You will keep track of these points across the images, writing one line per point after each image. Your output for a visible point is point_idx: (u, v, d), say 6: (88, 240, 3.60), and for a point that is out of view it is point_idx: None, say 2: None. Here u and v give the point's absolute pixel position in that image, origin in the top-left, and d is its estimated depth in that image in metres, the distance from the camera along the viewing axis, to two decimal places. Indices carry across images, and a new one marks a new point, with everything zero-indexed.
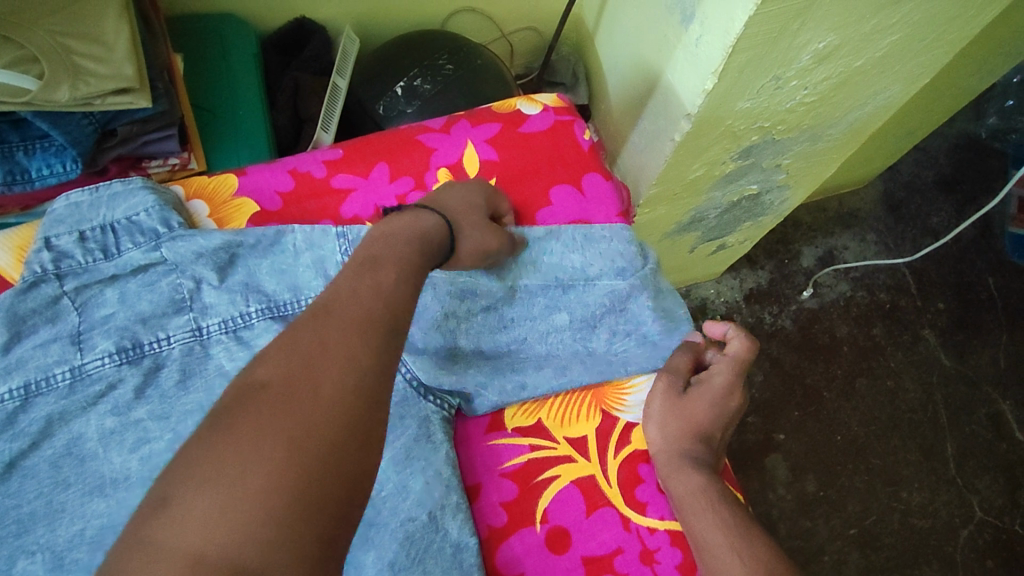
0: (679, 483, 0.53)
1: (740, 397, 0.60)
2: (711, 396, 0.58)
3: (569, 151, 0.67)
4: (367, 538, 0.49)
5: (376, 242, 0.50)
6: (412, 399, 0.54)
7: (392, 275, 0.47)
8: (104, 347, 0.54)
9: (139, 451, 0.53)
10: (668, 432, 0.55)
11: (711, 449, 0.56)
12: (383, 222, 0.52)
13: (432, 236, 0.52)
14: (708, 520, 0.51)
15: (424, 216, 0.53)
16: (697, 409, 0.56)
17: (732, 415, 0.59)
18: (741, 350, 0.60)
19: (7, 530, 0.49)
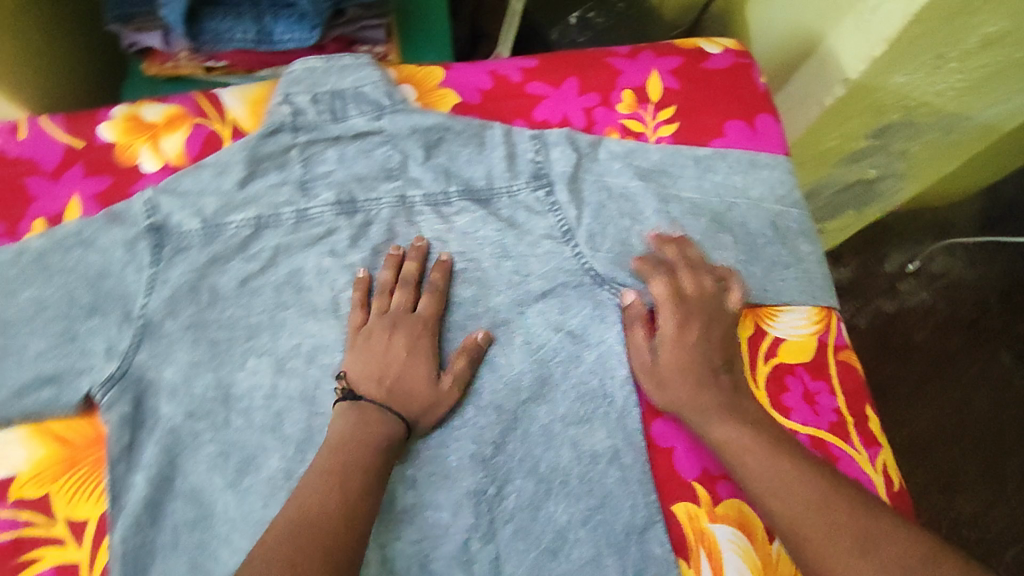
0: (716, 432, 0.55)
1: (697, 321, 0.59)
2: (675, 346, 0.58)
3: (746, 91, 0.70)
4: (542, 393, 0.59)
5: (338, 449, 0.51)
6: (589, 286, 0.63)
7: (357, 486, 0.49)
8: (326, 197, 0.62)
9: (348, 291, 0.61)
10: (671, 395, 0.57)
11: (716, 386, 0.57)
12: (346, 423, 0.53)
13: (394, 441, 0.53)
14: (756, 466, 0.53)
15: (383, 412, 0.54)
16: (667, 368, 0.58)
17: (710, 339, 0.59)
18: (666, 288, 0.60)
19: (238, 333, 0.60)
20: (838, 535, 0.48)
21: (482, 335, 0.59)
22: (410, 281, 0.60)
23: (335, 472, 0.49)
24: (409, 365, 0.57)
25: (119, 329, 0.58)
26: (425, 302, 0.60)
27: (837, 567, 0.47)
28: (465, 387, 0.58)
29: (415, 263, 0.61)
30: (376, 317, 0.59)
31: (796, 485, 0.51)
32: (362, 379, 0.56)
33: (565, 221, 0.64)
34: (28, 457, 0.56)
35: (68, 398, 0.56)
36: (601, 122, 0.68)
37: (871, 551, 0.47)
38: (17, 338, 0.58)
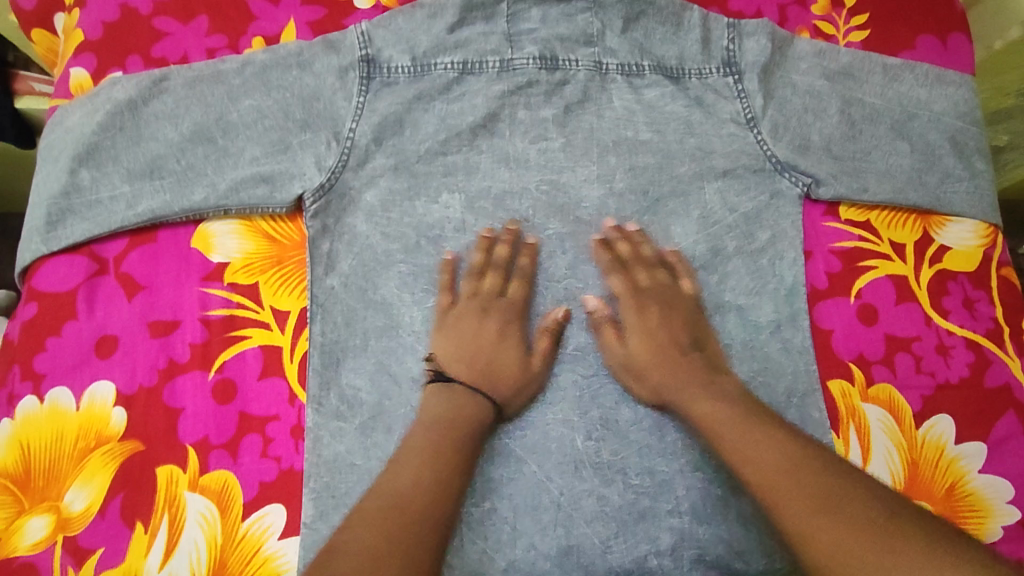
0: (701, 407, 0.54)
1: (657, 304, 0.60)
2: (642, 330, 0.59)
3: (942, 8, 0.73)
4: (714, 264, 0.63)
5: (437, 425, 0.53)
6: (769, 172, 0.65)
7: (452, 463, 0.51)
8: (531, 51, 0.65)
9: (538, 144, 0.65)
10: (659, 385, 0.57)
11: (687, 367, 0.57)
12: (438, 403, 0.55)
13: (485, 421, 0.55)
14: (734, 435, 0.51)
15: (476, 396, 0.56)
16: (641, 356, 0.58)
17: (673, 322, 0.59)
18: (623, 280, 0.61)
19: (436, 169, 0.64)
20: (809, 498, 0.45)
21: (562, 313, 0.60)
22: (500, 264, 0.61)
23: (433, 450, 0.51)
24: (500, 348, 0.59)
25: (327, 147, 0.62)
26: (517, 289, 0.61)
27: (801, 528, 0.44)
28: (552, 364, 0.60)
29: (506, 245, 0.62)
30: (466, 300, 0.60)
31: (769, 450, 0.49)
32: (452, 363, 0.57)
33: (751, 108, 0.66)
34: (240, 249, 0.62)
35: (282, 197, 0.61)
36: (794, 20, 0.72)
37: (831, 510, 0.44)
38: (236, 141, 0.62)
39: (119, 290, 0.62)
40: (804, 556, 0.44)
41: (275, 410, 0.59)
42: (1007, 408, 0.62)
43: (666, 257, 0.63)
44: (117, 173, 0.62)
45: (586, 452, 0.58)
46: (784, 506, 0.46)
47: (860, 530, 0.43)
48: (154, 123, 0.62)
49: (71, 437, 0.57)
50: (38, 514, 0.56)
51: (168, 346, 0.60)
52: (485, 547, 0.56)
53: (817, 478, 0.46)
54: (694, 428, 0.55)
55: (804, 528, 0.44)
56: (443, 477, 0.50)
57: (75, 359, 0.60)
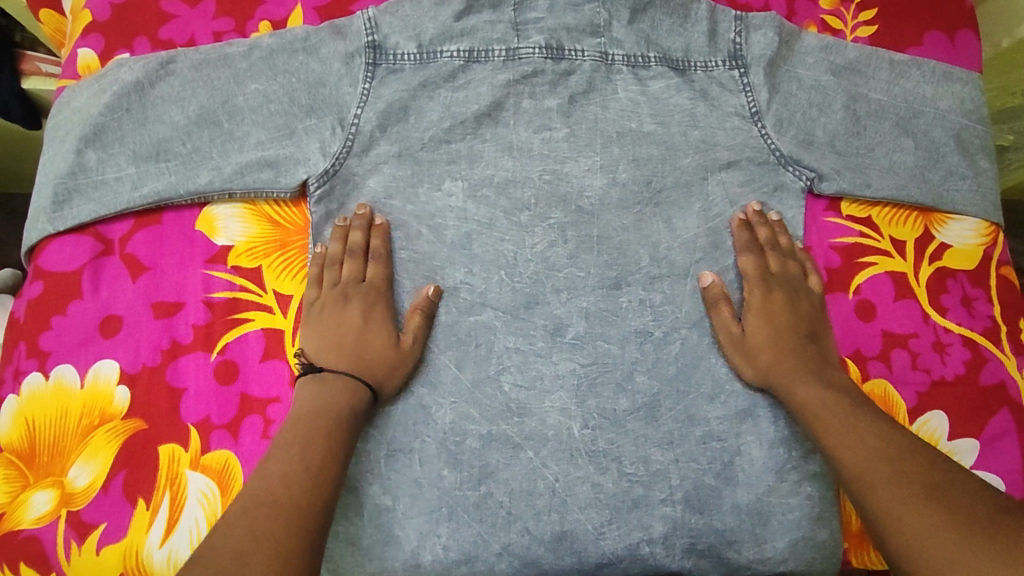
0: (797, 391, 0.57)
1: (784, 290, 0.62)
2: (761, 314, 0.61)
3: (951, 5, 0.73)
4: (714, 257, 0.64)
5: (302, 419, 0.53)
6: (773, 166, 0.65)
7: (321, 452, 0.51)
8: (537, 40, 0.65)
9: (541, 134, 0.65)
10: (772, 365, 0.59)
11: (805, 356, 0.59)
12: (309, 394, 0.55)
13: (361, 408, 0.55)
14: (837, 422, 0.54)
15: (350, 382, 0.56)
16: (757, 337, 0.60)
17: (797, 309, 0.62)
18: (757, 260, 0.63)
19: (440, 156, 0.64)
20: (906, 483, 0.48)
21: (432, 290, 0.60)
22: (356, 250, 0.61)
23: (297, 442, 0.51)
24: (365, 333, 0.59)
25: (332, 132, 0.62)
26: (373, 271, 0.61)
27: (898, 510, 0.47)
28: (425, 340, 0.60)
29: (359, 231, 0.61)
30: (327, 289, 0.61)
31: (872, 440, 0.52)
32: (321, 355, 0.58)
33: (756, 102, 0.66)
34: (243, 232, 0.63)
35: (287, 182, 0.61)
36: (802, 14, 0.72)
37: (938, 497, 0.47)
38: (242, 125, 0.63)
39: (123, 270, 0.62)
40: (888, 534, 0.47)
41: (276, 392, 0.59)
42: (1001, 406, 0.62)
43: (800, 253, 0.64)
44: (124, 154, 0.62)
45: (582, 440, 0.59)
46: (882, 489, 0.49)
47: (958, 515, 0.46)
48: (161, 105, 0.63)
49: (76, 414, 0.58)
50: (42, 489, 0.57)
51: (172, 327, 0.61)
52: (480, 531, 0.57)
53: (922, 467, 0.49)
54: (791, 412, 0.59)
55: (899, 510, 0.47)
56: (313, 467, 0.50)
57: (80, 337, 0.61)
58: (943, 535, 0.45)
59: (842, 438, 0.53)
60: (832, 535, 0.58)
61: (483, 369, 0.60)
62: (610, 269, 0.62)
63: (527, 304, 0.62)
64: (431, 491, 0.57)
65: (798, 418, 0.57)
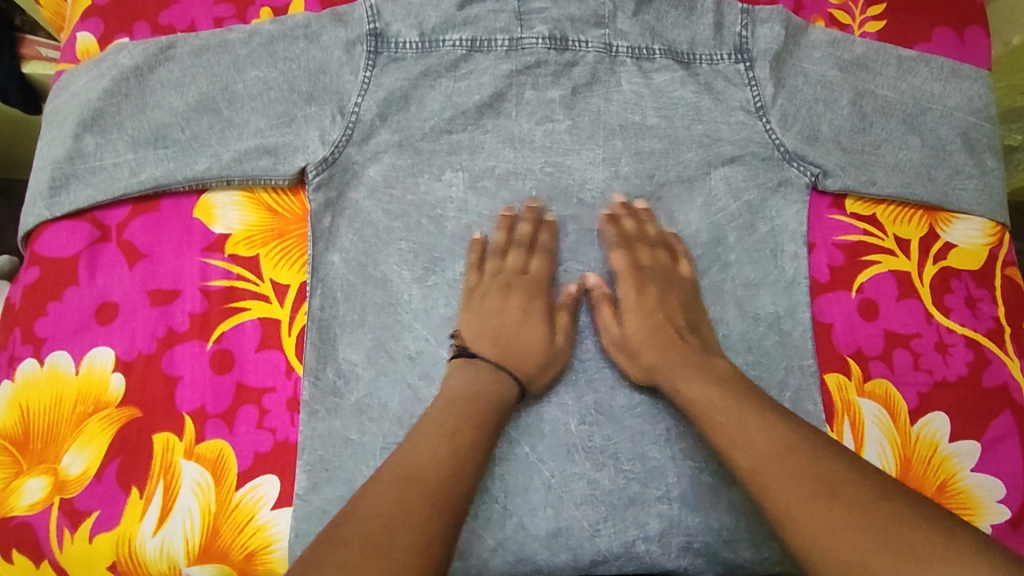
0: (689, 387, 0.54)
1: (656, 283, 0.60)
2: (638, 310, 0.59)
3: (961, 1, 0.72)
4: (716, 252, 0.63)
5: (453, 402, 0.52)
6: (777, 162, 0.65)
7: (468, 440, 0.49)
8: (541, 30, 0.64)
9: (544, 125, 0.64)
10: (653, 359, 0.57)
11: (682, 347, 0.56)
12: (461, 376, 0.54)
13: (508, 399, 0.54)
14: (729, 418, 0.50)
15: (499, 372, 0.55)
16: (634, 337, 0.58)
17: (670, 301, 0.60)
18: (625, 257, 0.61)
19: (441, 147, 0.63)
20: (796, 481, 0.45)
21: (578, 286, 0.61)
22: (523, 242, 0.62)
23: (450, 426, 0.49)
24: (524, 325, 0.59)
25: (332, 121, 0.61)
26: (537, 265, 0.61)
27: (791, 510, 0.44)
28: (573, 339, 0.60)
29: (528, 223, 0.62)
30: (489, 277, 0.61)
31: (758, 436, 0.48)
32: (475, 338, 0.57)
33: (761, 96, 0.65)
34: (241, 221, 0.62)
35: (285, 170, 0.61)
36: (809, 8, 0.71)
37: (829, 494, 0.44)
38: (241, 112, 0.62)
39: (120, 257, 0.62)
40: (788, 536, 0.44)
41: (271, 381, 0.59)
42: (1003, 408, 0.61)
43: (668, 238, 0.63)
44: (122, 139, 0.62)
45: (580, 436, 0.58)
46: (779, 489, 0.45)
47: (857, 513, 0.42)
48: (160, 91, 0.62)
49: (69, 401, 0.58)
50: (35, 476, 0.56)
51: (168, 315, 0.60)
52: (475, 526, 0.56)
53: (812, 464, 0.45)
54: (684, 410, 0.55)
55: (794, 512, 0.44)
56: (461, 450, 0.48)
57: (76, 324, 0.60)
58: (842, 537, 0.42)
59: (730, 434, 0.49)
60: None
61: None
62: (610, 263, 0.62)
63: None
64: None
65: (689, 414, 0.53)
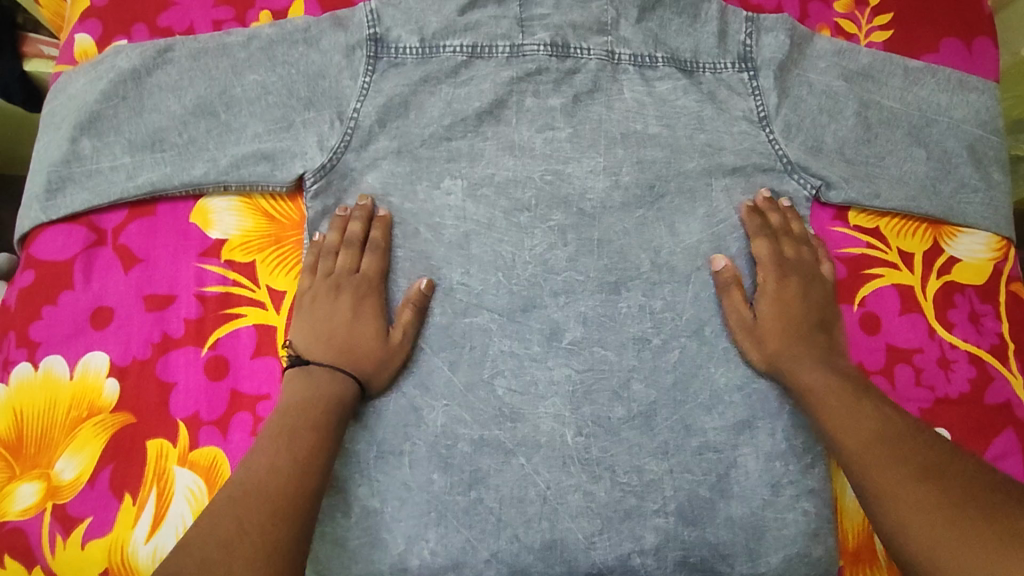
0: (810, 376, 0.56)
1: (799, 278, 0.61)
2: (774, 301, 0.60)
3: (970, 11, 0.71)
4: None
5: (287, 410, 0.52)
6: (779, 172, 0.64)
7: (307, 443, 0.49)
8: (542, 37, 0.63)
9: (544, 133, 0.63)
10: (785, 350, 0.58)
11: (813, 342, 0.58)
12: (295, 384, 0.54)
13: (349, 399, 0.54)
14: (844, 406, 0.53)
15: (336, 373, 0.54)
16: (767, 324, 0.59)
17: (810, 297, 0.60)
18: (769, 246, 0.61)
19: (440, 154, 0.62)
20: (901, 461, 0.48)
21: (426, 283, 0.59)
22: (354, 241, 0.59)
23: (283, 433, 0.50)
24: (355, 326, 0.57)
25: (330, 126, 0.61)
26: (370, 263, 0.59)
27: (891, 488, 0.47)
28: (415, 338, 0.59)
29: (361, 223, 0.60)
30: (346, 279, 0.59)
31: (868, 421, 0.52)
32: (308, 346, 0.56)
33: (764, 106, 0.64)
34: (238, 226, 0.62)
35: (283, 175, 0.60)
36: (815, 17, 0.70)
37: (934, 478, 0.46)
38: (239, 117, 0.61)
39: (116, 261, 0.61)
40: (886, 512, 0.46)
41: (266, 389, 0.59)
42: (1006, 426, 0.61)
43: (814, 240, 0.63)
44: (119, 143, 0.61)
45: (576, 448, 0.58)
46: (881, 470, 0.48)
47: (956, 496, 0.44)
48: (157, 94, 0.62)
49: (64, 405, 0.58)
50: (28, 481, 0.56)
51: (164, 320, 0.60)
52: (469, 537, 0.56)
53: (926, 454, 0.48)
54: (797, 398, 0.57)
55: (895, 490, 0.47)
56: (300, 455, 0.48)
57: (70, 328, 0.60)
58: (937, 517, 0.44)
59: (835, 416, 0.53)
60: (828, 553, 0.57)
61: (477, 372, 0.59)
62: (609, 274, 0.61)
63: (525, 307, 0.60)
64: (420, 495, 0.56)
65: (803, 401, 0.56)
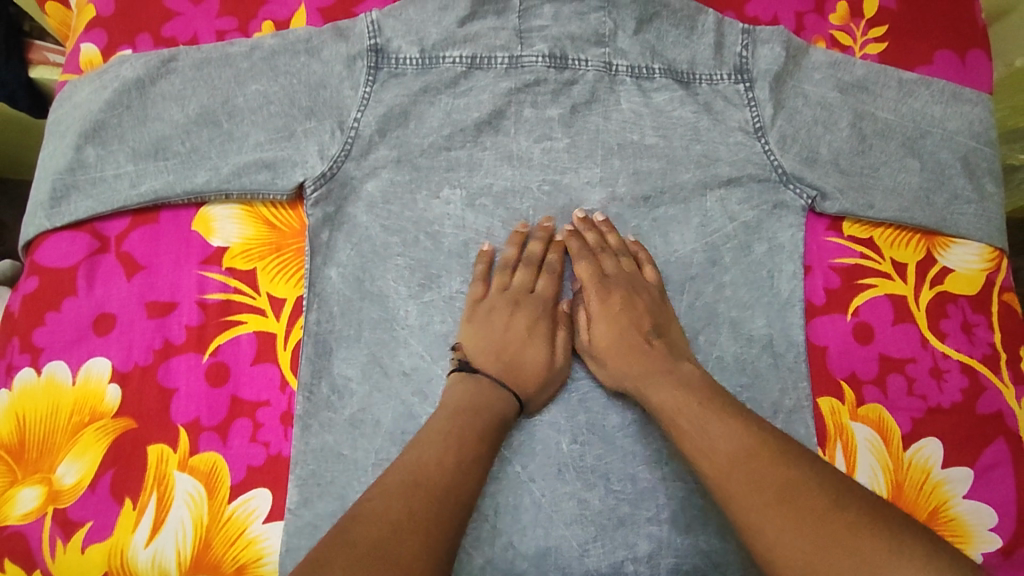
0: (653, 395, 0.53)
1: (623, 289, 0.59)
2: (602, 314, 0.59)
3: (964, 24, 0.72)
4: (711, 273, 0.63)
5: (458, 412, 0.51)
6: (774, 183, 0.65)
7: (472, 445, 0.49)
8: (541, 49, 0.64)
9: (542, 143, 0.64)
10: (614, 368, 0.57)
11: (645, 356, 0.56)
12: (461, 389, 0.54)
13: (509, 415, 0.54)
14: (694, 421, 0.49)
15: (500, 386, 0.55)
16: (600, 342, 0.58)
17: (635, 307, 0.58)
18: (590, 267, 0.61)
19: (439, 164, 0.63)
20: (756, 488, 0.44)
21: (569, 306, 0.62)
22: (532, 261, 0.61)
23: (453, 434, 0.49)
24: (528, 343, 0.58)
25: (331, 135, 0.62)
26: (546, 284, 0.61)
27: (750, 518, 0.43)
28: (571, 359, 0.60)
29: (540, 242, 0.62)
30: (495, 291, 0.60)
31: (721, 441, 0.47)
32: (480, 355, 0.56)
33: (760, 117, 0.65)
34: (240, 234, 0.63)
35: (284, 184, 0.61)
36: (811, 29, 0.71)
37: (787, 500, 0.42)
38: (241, 126, 0.62)
39: (118, 268, 0.62)
40: (752, 543, 0.42)
41: (266, 395, 0.59)
42: (997, 435, 0.61)
43: (632, 247, 0.62)
44: (123, 151, 0.62)
45: (571, 455, 0.58)
46: (737, 495, 0.44)
47: (809, 523, 0.41)
48: (160, 103, 0.63)
49: (65, 411, 0.58)
50: (29, 485, 0.57)
51: (165, 327, 0.61)
52: (465, 543, 0.57)
53: (779, 469, 0.44)
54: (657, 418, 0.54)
55: (752, 519, 0.43)
56: (464, 456, 0.48)
57: (73, 334, 0.61)
58: (797, 547, 0.40)
59: (693, 432, 0.49)
60: None
61: None
62: None
63: None
64: None
65: (659, 421, 0.52)
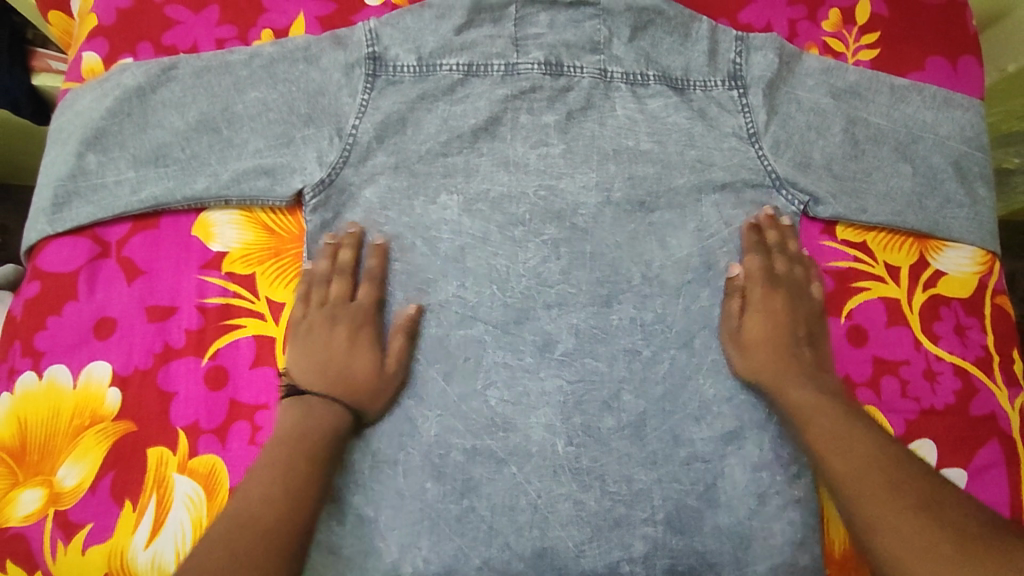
0: (796, 392, 0.58)
1: (787, 291, 0.63)
2: (761, 318, 0.61)
3: (956, 30, 0.73)
4: (706, 276, 0.63)
5: (282, 440, 0.54)
6: (768, 188, 0.65)
7: (302, 473, 0.52)
8: (536, 56, 0.65)
9: (538, 149, 0.65)
10: (751, 363, 0.60)
11: (798, 360, 0.60)
12: (291, 414, 0.56)
13: (341, 431, 0.56)
14: (834, 426, 0.55)
15: (334, 405, 0.56)
16: (751, 333, 0.61)
17: (796, 313, 0.62)
18: (761, 262, 0.63)
19: (436, 169, 0.64)
20: (895, 495, 0.49)
21: (414, 309, 0.61)
22: (347, 270, 0.61)
23: (279, 462, 0.52)
24: (353, 355, 0.59)
25: (329, 142, 0.62)
26: (365, 292, 0.61)
27: (873, 518, 0.49)
28: (408, 366, 0.60)
29: (351, 250, 0.61)
30: (318, 307, 0.61)
31: (860, 447, 0.53)
32: (309, 376, 0.58)
33: (753, 123, 0.65)
34: (239, 239, 0.64)
35: (283, 190, 0.62)
36: (804, 36, 0.72)
37: (931, 510, 0.48)
38: (241, 132, 0.63)
39: (119, 273, 0.63)
40: (872, 542, 0.49)
41: (265, 398, 0.60)
42: (991, 437, 0.62)
43: (804, 258, 0.64)
44: (123, 158, 0.63)
45: (566, 457, 0.59)
46: (867, 498, 0.50)
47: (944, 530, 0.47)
48: (161, 110, 0.63)
49: (66, 414, 0.59)
50: (31, 488, 0.57)
51: (165, 331, 0.61)
52: (461, 544, 0.57)
53: (907, 480, 0.50)
54: (784, 415, 0.59)
55: (883, 520, 0.49)
56: (293, 488, 0.51)
57: (74, 338, 0.61)
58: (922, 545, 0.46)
59: (825, 433, 0.54)
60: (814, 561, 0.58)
61: (471, 383, 0.60)
62: (601, 287, 0.63)
63: (519, 319, 0.62)
64: (413, 503, 0.57)
65: (789, 416, 0.58)
